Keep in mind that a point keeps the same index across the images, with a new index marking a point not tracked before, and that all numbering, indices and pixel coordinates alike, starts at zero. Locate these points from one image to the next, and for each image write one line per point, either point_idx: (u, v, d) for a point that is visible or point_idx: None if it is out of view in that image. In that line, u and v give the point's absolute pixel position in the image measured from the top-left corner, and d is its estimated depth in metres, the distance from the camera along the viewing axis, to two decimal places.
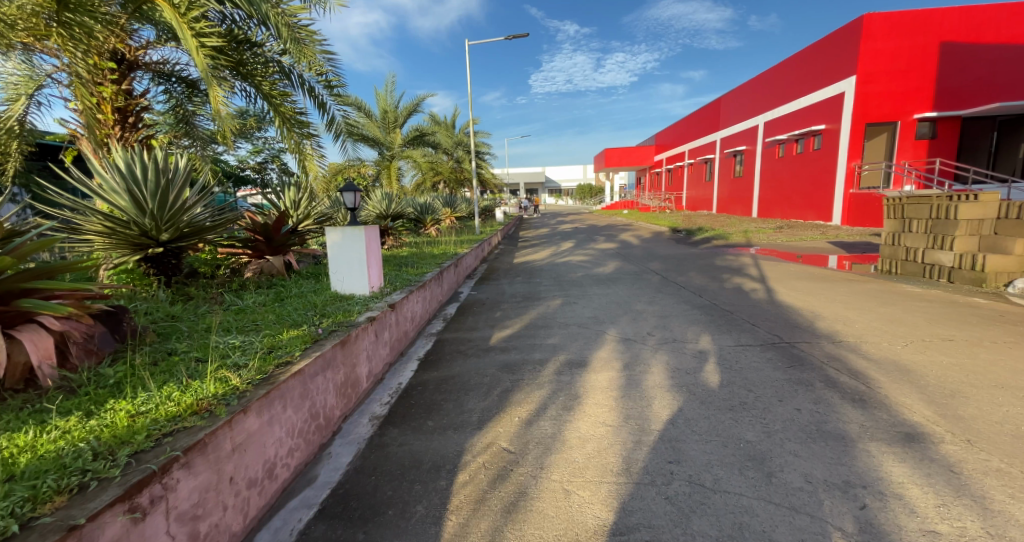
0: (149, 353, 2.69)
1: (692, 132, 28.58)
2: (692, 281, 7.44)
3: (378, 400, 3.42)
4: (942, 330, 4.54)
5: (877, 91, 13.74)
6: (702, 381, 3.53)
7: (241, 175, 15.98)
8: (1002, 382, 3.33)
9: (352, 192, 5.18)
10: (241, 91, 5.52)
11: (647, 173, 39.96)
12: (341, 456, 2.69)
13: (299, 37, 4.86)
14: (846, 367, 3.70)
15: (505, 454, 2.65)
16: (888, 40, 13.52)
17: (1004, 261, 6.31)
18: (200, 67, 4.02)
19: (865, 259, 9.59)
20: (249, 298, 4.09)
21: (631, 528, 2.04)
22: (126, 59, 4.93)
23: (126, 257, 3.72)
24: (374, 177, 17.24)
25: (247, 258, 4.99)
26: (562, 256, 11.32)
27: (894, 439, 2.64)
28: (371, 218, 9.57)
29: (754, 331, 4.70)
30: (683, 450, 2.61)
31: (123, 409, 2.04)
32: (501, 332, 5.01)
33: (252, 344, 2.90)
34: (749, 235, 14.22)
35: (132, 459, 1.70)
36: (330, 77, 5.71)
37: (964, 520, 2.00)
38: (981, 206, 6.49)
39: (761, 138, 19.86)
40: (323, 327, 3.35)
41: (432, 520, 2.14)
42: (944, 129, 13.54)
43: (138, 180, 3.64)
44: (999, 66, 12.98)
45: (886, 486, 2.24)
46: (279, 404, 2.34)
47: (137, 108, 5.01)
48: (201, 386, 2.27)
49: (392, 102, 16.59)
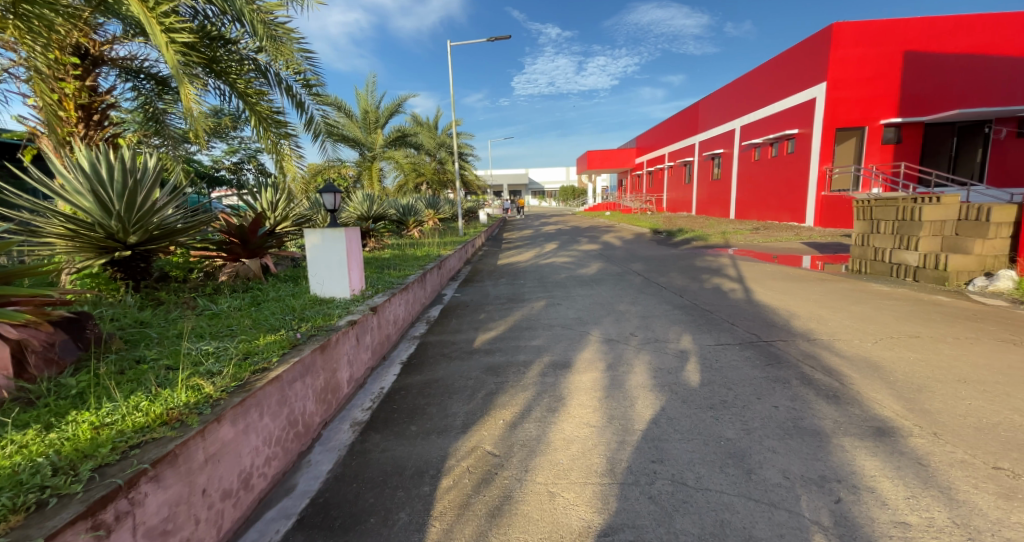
0: (115, 362, 2.56)
1: (672, 136, 29.09)
2: (673, 282, 7.52)
3: (359, 406, 3.34)
4: (909, 327, 4.69)
5: (848, 97, 14.18)
6: (684, 380, 3.55)
7: (216, 175, 15.63)
8: (966, 376, 3.44)
9: (332, 193, 5.01)
10: (215, 90, 5.38)
11: (629, 177, 40.47)
12: (321, 464, 2.62)
13: (275, 34, 4.74)
14: (820, 364, 3.78)
15: (489, 458, 2.62)
16: (855, 48, 13.99)
17: (964, 261, 6.54)
18: (170, 63, 3.83)
19: (838, 259, 9.84)
20: (224, 302, 3.96)
21: (616, 529, 2.03)
22: (90, 54, 4.73)
23: (90, 261, 3.53)
24: (355, 178, 17.05)
25: (222, 261, 4.82)
26: (545, 258, 11.40)
27: (867, 434, 2.70)
28: (351, 220, 9.40)
29: (733, 330, 4.76)
30: (665, 449, 2.62)
31: (86, 421, 1.94)
32: (485, 334, 4.97)
33: (228, 350, 2.80)
34: (727, 236, 14.48)
35: (95, 474, 1.62)
36: (308, 76, 5.60)
37: (933, 511, 2.04)
38: (943, 208, 6.76)
39: (738, 141, 20.27)
40: (302, 331, 3.26)
41: (415, 527, 2.10)
42: (910, 134, 14.03)
43: (104, 181, 3.47)
44: (960, 75, 13.46)
45: (859, 480, 2.28)
46: (256, 412, 2.27)
47: (103, 105, 4.80)
48: (172, 395, 2.17)
49: (373, 102, 16.37)
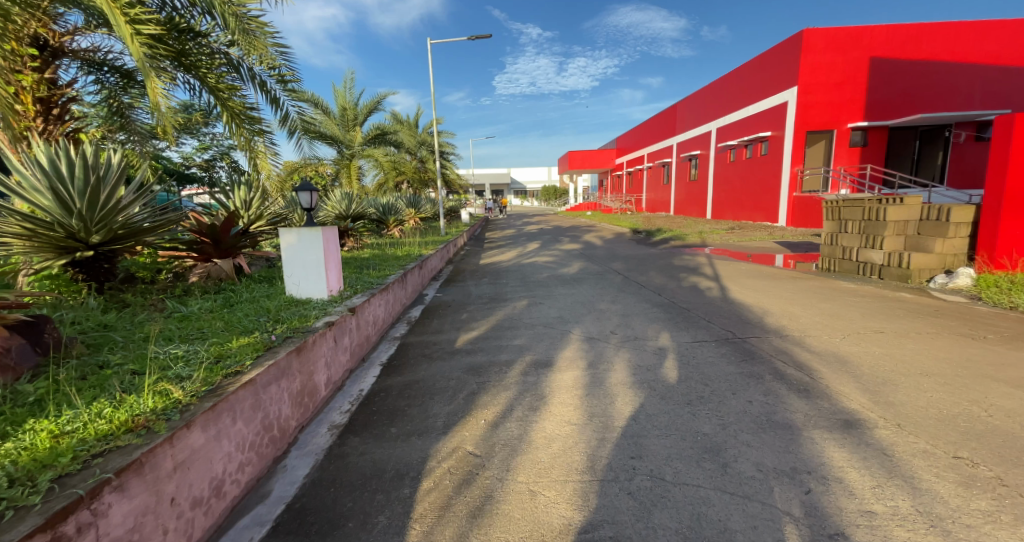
0: (76, 368, 2.44)
1: (651, 137, 29.53)
2: (652, 281, 7.64)
3: (337, 408, 3.28)
4: (875, 323, 4.87)
5: (817, 101, 14.64)
6: (662, 377, 3.60)
7: (186, 173, 15.23)
8: (927, 370, 3.59)
9: (308, 191, 4.90)
10: (184, 84, 5.21)
11: (609, 177, 40.94)
12: (297, 469, 2.56)
13: (248, 28, 4.62)
14: (792, 359, 3.89)
15: (471, 458, 2.60)
16: (824, 54, 14.46)
17: (926, 259, 6.82)
18: (135, 55, 3.68)
19: (808, 258, 10.16)
20: (194, 304, 3.83)
21: (595, 526, 2.04)
22: (49, 46, 4.52)
23: (49, 262, 3.33)
24: (333, 176, 16.80)
25: (192, 262, 4.67)
26: (527, 257, 11.46)
27: (835, 426, 2.79)
28: (329, 219, 9.24)
29: (709, 327, 4.87)
30: (644, 445, 2.65)
31: (45, 430, 1.85)
32: (468, 334, 4.95)
33: (198, 354, 2.71)
34: (704, 235, 14.81)
35: (55, 485, 1.54)
36: (282, 72, 5.47)
37: (897, 500, 2.12)
38: (906, 209, 7.06)
39: (714, 143, 20.71)
40: (278, 333, 3.19)
41: (395, 530, 2.07)
42: (875, 138, 14.57)
43: (64, 178, 3.32)
44: (923, 81, 13.99)
45: (828, 471, 2.35)
46: (228, 417, 2.20)
47: (63, 99, 4.60)
48: (138, 401, 2.08)
49: (351, 99, 16.15)
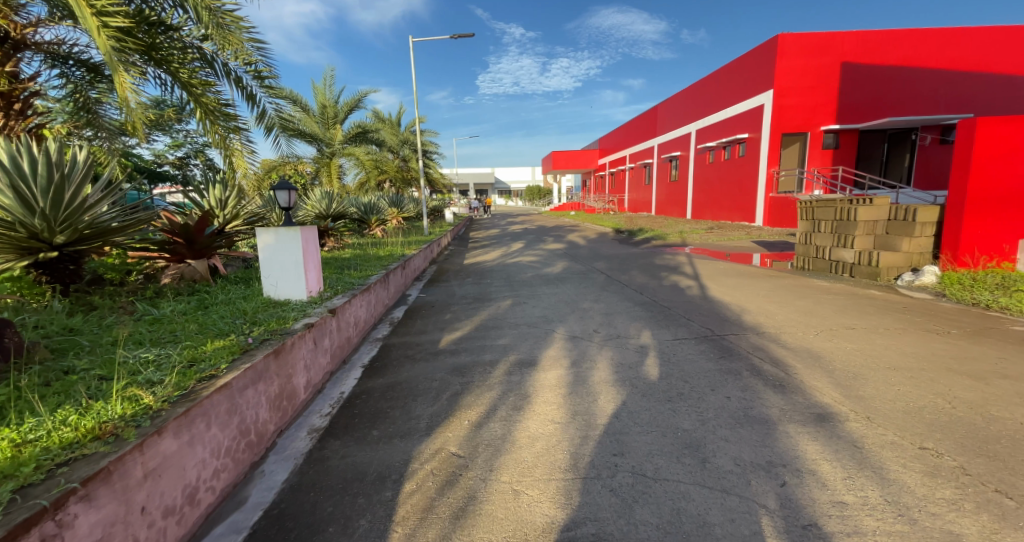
0: (39, 374, 2.34)
1: (632, 138, 29.86)
2: (634, 280, 7.73)
3: (317, 412, 3.23)
4: (847, 319, 5.02)
5: (792, 103, 15.02)
6: (643, 374, 3.65)
7: (158, 170, 14.78)
8: (896, 364, 3.72)
9: (287, 190, 4.80)
10: (155, 79, 5.05)
11: (592, 178, 41.27)
12: (275, 474, 2.51)
13: (222, 23, 4.51)
14: (768, 355, 3.98)
15: (454, 459, 2.59)
16: (798, 58, 14.85)
17: (894, 257, 7.07)
18: (102, 48, 3.55)
19: (785, 257, 10.41)
20: (166, 307, 3.71)
21: (578, 523, 2.05)
22: (10, 37, 4.33)
23: (10, 263, 3.20)
24: (313, 174, 16.53)
25: (164, 262, 4.53)
26: (511, 257, 11.46)
27: (809, 420, 2.86)
28: (309, 219, 9.09)
29: (689, 325, 4.95)
30: (626, 442, 2.68)
31: (5, 439, 1.76)
32: (451, 334, 4.92)
33: (170, 358, 2.63)
34: (684, 235, 15.04)
35: (16, 495, 1.48)
36: (259, 68, 5.35)
37: (867, 490, 2.19)
38: (875, 209, 7.31)
39: (693, 144, 21.05)
40: (254, 335, 3.11)
41: (376, 533, 2.05)
42: (846, 140, 15.02)
43: (26, 176, 3.19)
44: (892, 86, 14.46)
45: (802, 464, 2.42)
46: (202, 422, 2.14)
47: (25, 93, 4.41)
48: (106, 407, 2.01)
49: (331, 97, 15.91)
